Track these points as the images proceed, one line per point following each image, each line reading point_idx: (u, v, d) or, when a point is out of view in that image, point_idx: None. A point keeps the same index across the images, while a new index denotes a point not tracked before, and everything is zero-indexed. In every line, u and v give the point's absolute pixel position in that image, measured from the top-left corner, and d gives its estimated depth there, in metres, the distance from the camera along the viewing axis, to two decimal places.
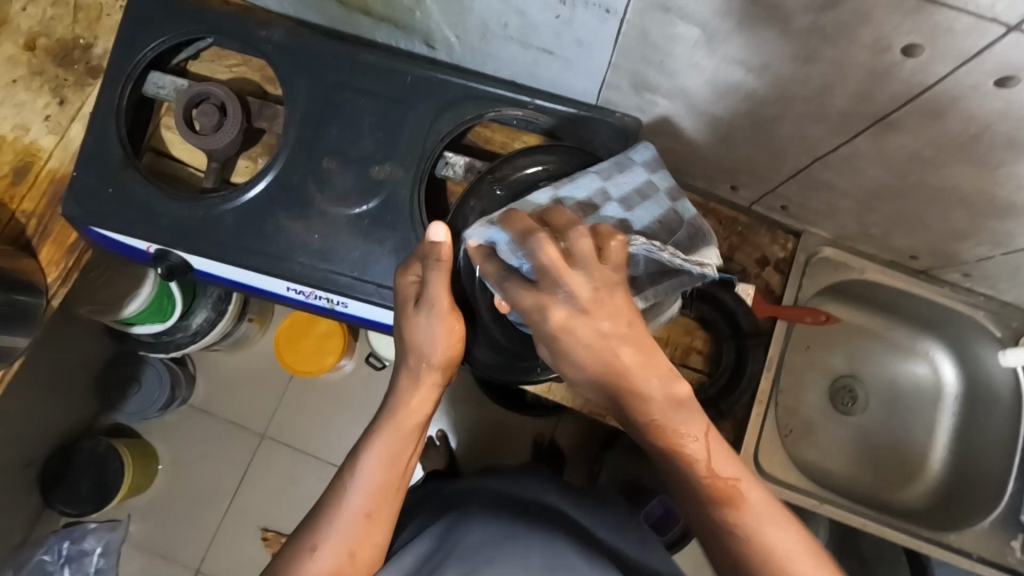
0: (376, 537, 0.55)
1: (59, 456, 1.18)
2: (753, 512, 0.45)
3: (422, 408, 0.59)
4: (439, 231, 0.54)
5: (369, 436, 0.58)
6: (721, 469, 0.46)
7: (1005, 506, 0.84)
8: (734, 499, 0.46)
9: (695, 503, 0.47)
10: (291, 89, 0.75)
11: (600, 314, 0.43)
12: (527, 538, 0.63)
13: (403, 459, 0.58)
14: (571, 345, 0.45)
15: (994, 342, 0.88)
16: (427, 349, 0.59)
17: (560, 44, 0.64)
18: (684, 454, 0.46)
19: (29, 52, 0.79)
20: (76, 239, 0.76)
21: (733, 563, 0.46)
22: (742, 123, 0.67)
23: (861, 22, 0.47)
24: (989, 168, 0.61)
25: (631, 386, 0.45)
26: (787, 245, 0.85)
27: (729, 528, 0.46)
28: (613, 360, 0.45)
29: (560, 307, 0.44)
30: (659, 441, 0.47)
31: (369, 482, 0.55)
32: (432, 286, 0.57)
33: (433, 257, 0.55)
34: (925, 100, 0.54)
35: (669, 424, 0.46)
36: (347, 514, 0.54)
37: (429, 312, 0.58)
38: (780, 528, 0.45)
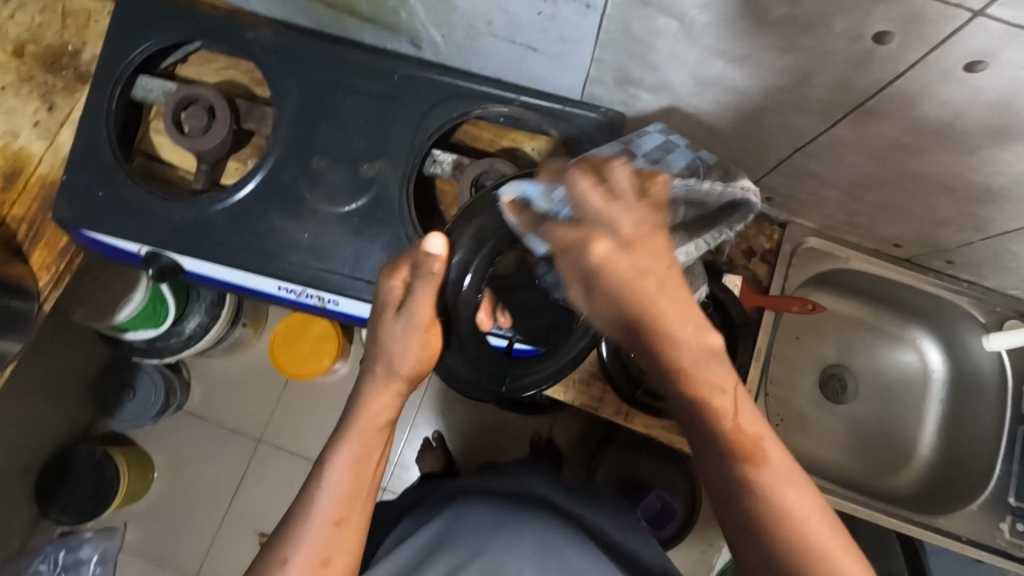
0: (348, 543, 0.53)
1: (55, 463, 1.19)
2: (775, 470, 0.43)
3: (386, 413, 0.57)
4: (434, 242, 0.51)
5: (335, 441, 0.56)
6: (746, 424, 0.44)
7: (993, 490, 0.85)
8: (757, 455, 0.44)
9: (716, 457, 0.44)
10: (280, 90, 0.76)
11: (641, 253, 0.41)
12: (519, 524, 0.65)
13: (370, 467, 0.55)
14: (611, 281, 0.42)
15: (979, 328, 0.89)
16: (398, 359, 0.56)
17: (544, 41, 0.65)
18: (712, 405, 0.43)
19: (17, 59, 0.79)
20: (67, 243, 0.76)
21: (746, 525, 0.44)
22: (726, 115, 0.69)
23: (834, 12, 0.49)
24: (967, 153, 0.62)
25: (669, 336, 0.42)
26: (773, 236, 0.87)
27: (750, 486, 0.43)
28: (652, 301, 0.42)
29: (603, 238, 0.43)
30: (688, 389, 0.44)
31: (336, 490, 0.53)
32: (418, 298, 0.54)
33: (423, 268, 0.52)
34: (899, 87, 0.55)
35: (699, 372, 0.43)
36: (314, 523, 0.52)
37: (407, 320, 0.55)
38: (799, 490, 0.43)
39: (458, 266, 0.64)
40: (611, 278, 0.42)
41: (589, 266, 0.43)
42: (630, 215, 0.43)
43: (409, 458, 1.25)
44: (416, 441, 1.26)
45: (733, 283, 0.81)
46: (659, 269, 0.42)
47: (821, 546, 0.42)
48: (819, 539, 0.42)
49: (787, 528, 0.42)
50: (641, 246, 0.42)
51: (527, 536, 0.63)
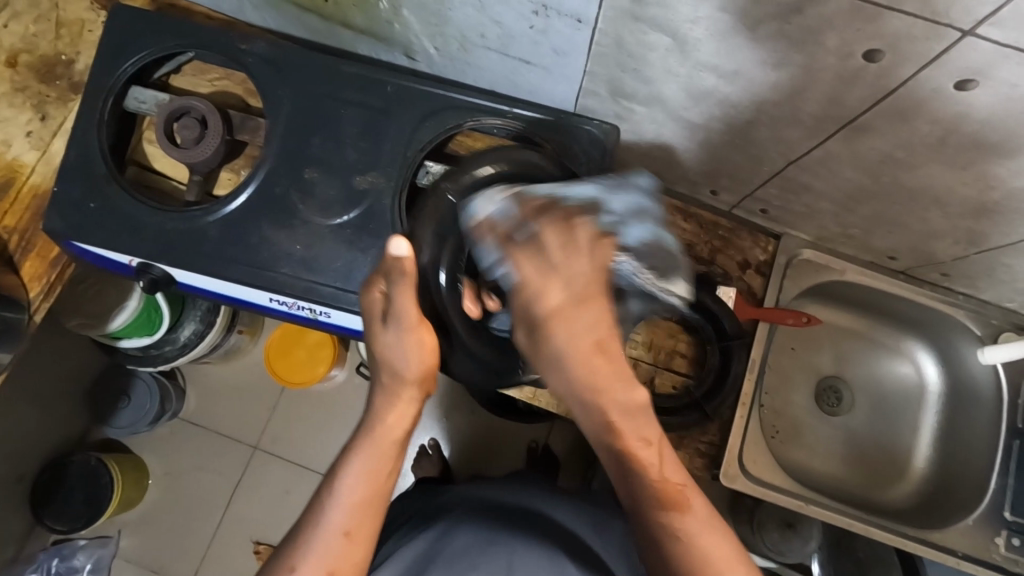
0: (358, 556, 0.51)
1: (47, 473, 1.18)
2: (697, 517, 0.47)
3: (402, 422, 0.56)
4: (400, 245, 0.55)
5: (348, 453, 0.55)
6: (670, 475, 0.48)
7: (988, 504, 0.85)
8: (680, 504, 0.47)
9: (643, 508, 0.48)
10: (273, 101, 0.76)
11: (586, 306, 0.48)
12: (511, 541, 0.64)
13: (383, 478, 0.54)
14: (565, 334, 0.48)
15: (975, 341, 0.89)
16: (398, 365, 0.57)
17: (536, 53, 0.65)
18: (636, 457, 0.48)
19: (11, 69, 0.79)
20: (59, 253, 0.76)
21: (670, 568, 0.47)
22: (719, 129, 0.68)
23: (824, 29, 0.48)
24: (960, 168, 0.62)
25: (599, 389, 0.48)
26: (768, 247, 0.87)
27: (672, 531, 0.47)
28: (588, 358, 0.48)
29: (555, 290, 0.48)
30: (617, 442, 0.49)
31: (347, 500, 0.52)
32: (397, 300, 0.56)
33: (394, 272, 0.55)
34: (891, 103, 0.55)
35: (624, 425, 0.48)
36: (325, 530, 0.51)
37: (397, 326, 0.56)
38: (718, 538, 0.47)
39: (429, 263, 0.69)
40: (560, 326, 0.48)
41: (537, 317, 0.48)
42: (582, 266, 0.49)
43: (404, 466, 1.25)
44: (412, 449, 1.25)
45: (728, 295, 0.81)
46: (597, 307, 0.48)
47: None
48: None
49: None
50: (582, 300, 0.48)
51: (520, 552, 0.62)
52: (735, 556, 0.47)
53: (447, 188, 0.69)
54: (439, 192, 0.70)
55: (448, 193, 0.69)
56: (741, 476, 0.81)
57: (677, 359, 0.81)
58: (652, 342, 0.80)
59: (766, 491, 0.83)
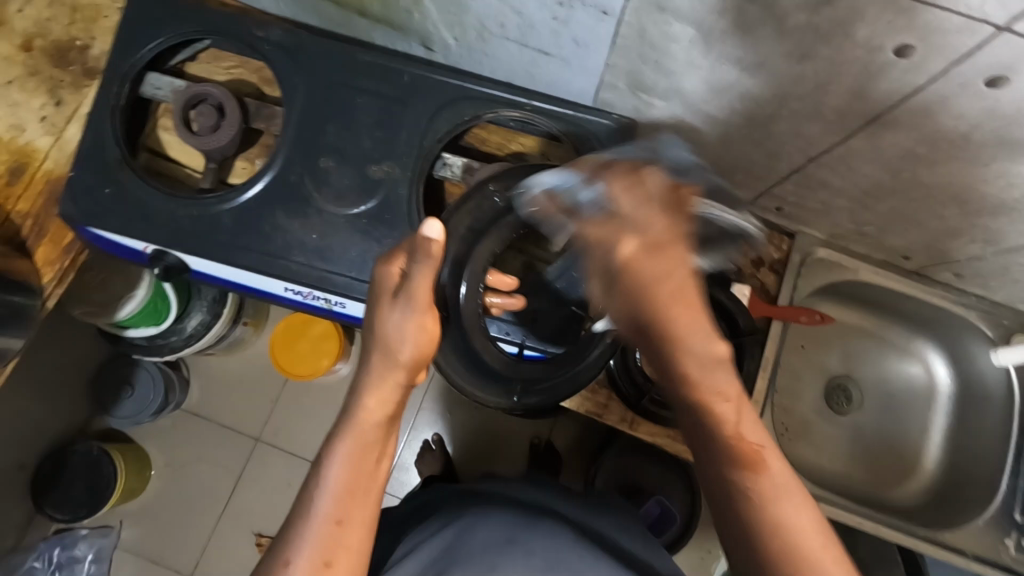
0: (350, 546, 0.50)
1: (50, 461, 1.17)
2: (772, 482, 0.45)
3: (386, 405, 0.55)
4: (433, 227, 0.51)
5: (332, 442, 0.53)
6: (746, 434, 0.46)
7: (999, 504, 0.85)
8: (754, 463, 0.45)
9: (715, 461, 0.46)
10: (290, 89, 0.76)
11: (666, 252, 0.45)
12: (531, 539, 0.63)
13: (371, 464, 0.53)
14: (636, 282, 0.45)
15: (986, 341, 0.89)
16: (396, 345, 0.55)
17: (557, 44, 0.65)
18: (713, 412, 0.46)
19: (24, 53, 0.79)
20: (72, 239, 0.76)
21: (742, 527, 0.45)
22: (738, 123, 0.68)
23: (855, 21, 0.48)
24: (982, 166, 0.62)
25: (674, 336, 0.45)
26: (782, 246, 0.87)
27: (747, 491, 0.45)
28: (666, 303, 0.45)
29: (630, 237, 0.46)
30: (694, 395, 0.46)
31: (336, 488, 0.50)
32: (413, 278, 0.54)
33: (420, 252, 0.52)
34: (917, 98, 0.55)
35: (702, 381, 0.46)
36: (314, 522, 0.49)
37: (406, 305, 0.55)
38: (799, 506, 0.44)
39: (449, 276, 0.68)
40: (637, 283, 0.45)
41: (614, 263, 0.46)
42: (658, 216, 0.47)
43: (407, 460, 1.25)
44: (417, 443, 1.25)
45: (742, 293, 0.80)
46: (678, 259, 0.46)
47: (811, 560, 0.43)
48: (813, 550, 0.43)
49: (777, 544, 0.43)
50: (670, 250, 0.46)
51: (539, 553, 0.61)
52: (815, 525, 0.44)
53: (492, 191, 0.68)
54: (485, 192, 0.68)
55: (495, 196, 0.69)
56: None
57: None
58: None
59: None
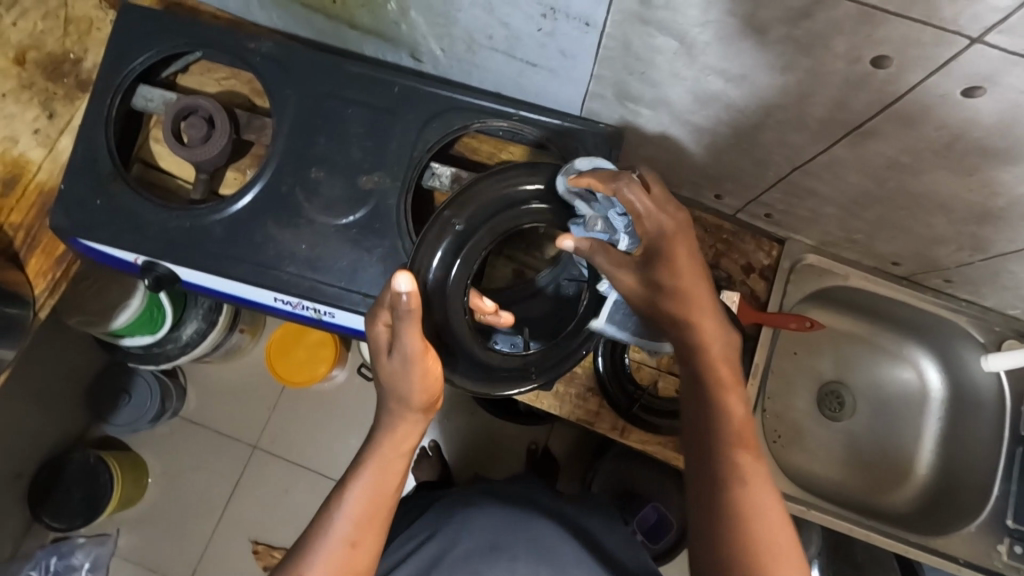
0: (359, 567, 0.53)
1: (48, 470, 1.18)
2: (755, 466, 0.51)
3: (406, 442, 0.55)
4: (403, 279, 0.47)
5: (356, 466, 0.55)
6: (744, 421, 0.53)
7: (991, 510, 0.85)
8: (746, 444, 0.52)
9: (713, 436, 0.53)
10: (280, 101, 0.76)
11: (676, 239, 0.55)
12: (514, 546, 0.65)
13: (386, 497, 0.55)
14: (677, 248, 0.55)
15: (977, 347, 0.89)
16: (405, 393, 0.53)
17: (543, 56, 0.65)
18: (724, 389, 0.54)
19: (18, 65, 0.80)
20: (64, 250, 0.76)
21: (714, 500, 0.51)
22: (724, 132, 0.69)
23: (833, 34, 0.49)
24: (965, 174, 0.62)
25: (700, 311, 0.55)
26: (772, 252, 0.87)
27: (733, 465, 0.51)
28: (695, 283, 0.55)
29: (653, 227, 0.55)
30: (712, 373, 0.54)
31: (353, 517, 0.53)
32: (403, 337, 0.50)
33: (399, 308, 0.48)
34: (897, 108, 0.55)
35: (719, 364, 0.55)
36: (332, 542, 0.52)
37: (401, 359, 0.52)
38: (768, 492, 0.50)
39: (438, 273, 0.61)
40: (672, 259, 0.55)
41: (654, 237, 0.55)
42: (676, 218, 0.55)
43: (404, 467, 1.25)
44: None
45: (731, 300, 0.79)
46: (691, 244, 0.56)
47: (771, 537, 0.48)
48: (769, 528, 0.48)
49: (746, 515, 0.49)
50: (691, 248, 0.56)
51: (521, 560, 0.64)
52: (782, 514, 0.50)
53: (452, 213, 0.61)
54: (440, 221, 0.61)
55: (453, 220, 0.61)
56: None
57: None
58: None
59: None
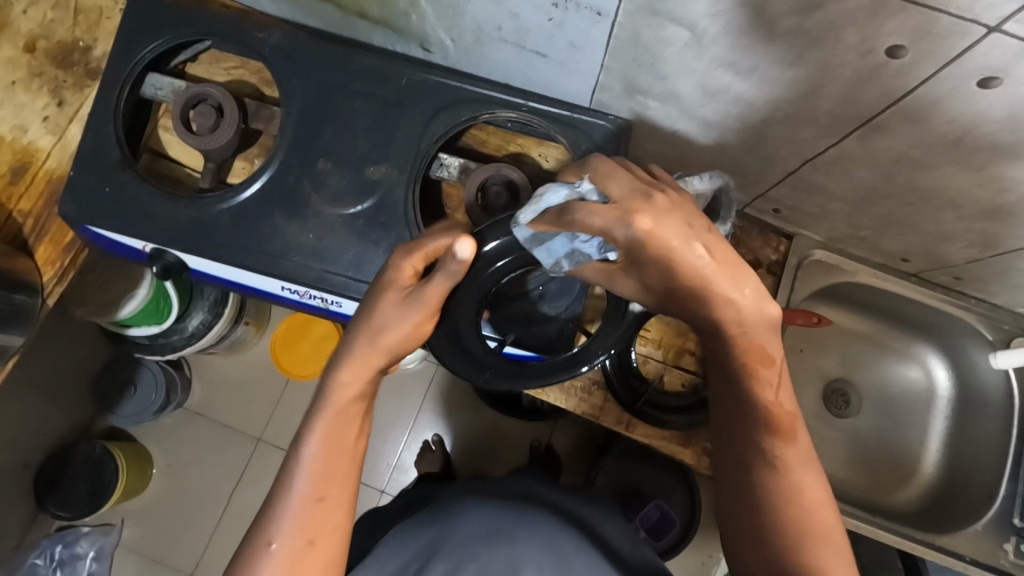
0: (334, 522, 0.51)
1: (54, 460, 1.18)
2: (797, 450, 0.50)
3: (359, 381, 0.54)
4: (467, 246, 0.51)
5: (310, 418, 0.53)
6: (785, 401, 0.51)
7: (998, 509, 0.84)
8: (785, 431, 0.50)
9: (749, 422, 0.51)
10: (288, 91, 0.76)
11: (677, 223, 0.46)
12: (517, 532, 0.64)
13: (348, 442, 0.53)
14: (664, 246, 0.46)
15: (986, 345, 0.88)
16: (386, 333, 0.54)
17: (553, 47, 0.65)
18: (760, 372, 0.51)
19: (28, 54, 0.80)
20: (73, 238, 0.76)
21: (750, 489, 0.50)
22: (733, 126, 0.68)
23: (845, 25, 0.48)
24: (977, 169, 0.61)
25: (721, 294, 0.48)
26: (779, 247, 0.87)
27: (773, 454, 0.50)
28: (709, 269, 0.48)
29: (633, 224, 0.46)
30: (743, 358, 0.51)
31: (315, 467, 0.51)
32: (431, 283, 0.53)
33: (448, 264, 0.52)
34: (910, 101, 0.55)
35: (755, 343, 0.51)
36: (296, 500, 0.50)
37: (413, 304, 0.54)
38: (810, 475, 0.49)
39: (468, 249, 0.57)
40: (662, 250, 0.46)
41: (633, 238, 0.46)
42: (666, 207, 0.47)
43: (407, 461, 1.25)
44: (416, 445, 1.25)
45: None
46: (699, 229, 0.47)
47: (814, 523, 0.48)
48: (816, 516, 0.48)
49: (787, 505, 0.48)
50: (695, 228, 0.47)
51: (522, 542, 0.63)
52: (824, 496, 0.49)
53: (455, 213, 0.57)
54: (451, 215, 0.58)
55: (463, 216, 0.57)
56: None
57: (687, 356, 0.81)
58: (663, 339, 0.81)
59: None
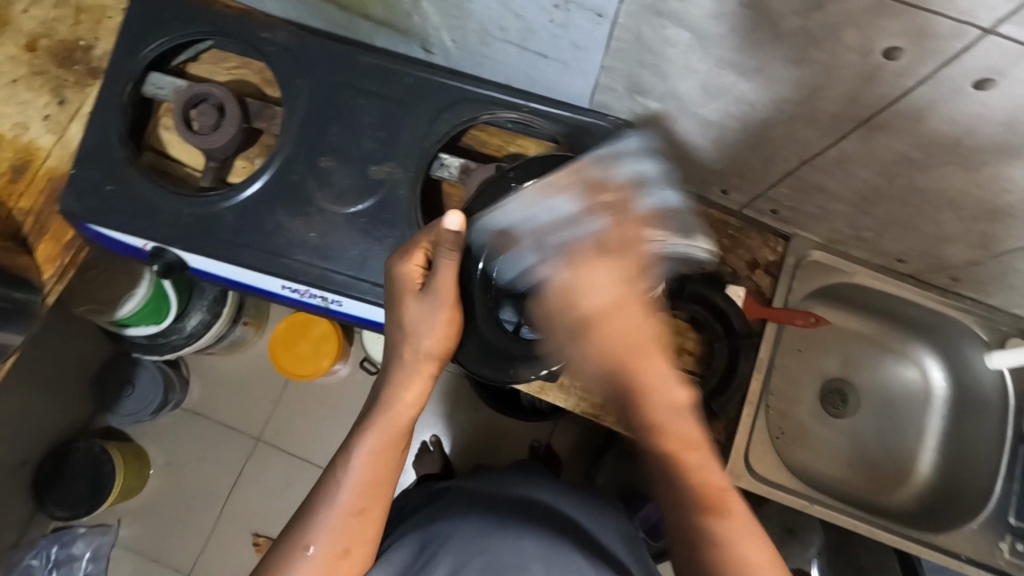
0: (367, 532, 0.56)
1: (51, 460, 1.18)
2: (735, 520, 0.51)
3: (417, 400, 0.60)
4: (454, 219, 0.54)
5: (359, 433, 0.58)
6: (712, 479, 0.52)
7: (994, 508, 0.85)
8: (720, 509, 0.51)
9: (683, 509, 0.52)
10: (292, 90, 0.76)
11: (632, 283, 0.51)
12: (522, 529, 0.65)
13: (393, 458, 0.58)
14: (610, 326, 0.50)
15: (982, 345, 0.89)
16: (423, 338, 0.59)
17: (555, 47, 0.66)
18: (680, 458, 0.52)
19: (30, 53, 0.80)
20: (74, 236, 0.77)
21: (702, 573, 0.51)
22: (734, 126, 0.69)
23: (846, 26, 0.49)
24: (974, 170, 0.62)
25: (648, 386, 0.51)
26: (776, 248, 0.87)
27: (714, 536, 0.50)
28: (636, 354, 0.50)
29: (604, 267, 0.51)
30: (665, 446, 0.52)
31: (359, 479, 0.56)
32: (439, 272, 0.57)
33: (445, 243, 0.55)
34: (908, 102, 0.56)
35: (673, 430, 0.52)
36: (338, 510, 0.55)
37: (433, 299, 0.58)
38: (755, 541, 0.50)
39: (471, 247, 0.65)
40: (612, 322, 0.50)
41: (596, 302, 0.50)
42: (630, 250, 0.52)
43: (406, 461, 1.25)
44: (415, 445, 1.26)
45: (737, 295, 0.81)
46: (642, 290, 0.51)
47: None
48: None
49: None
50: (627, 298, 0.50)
51: (530, 540, 0.64)
52: (773, 562, 0.50)
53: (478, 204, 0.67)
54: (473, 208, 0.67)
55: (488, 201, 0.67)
56: (747, 476, 0.82)
57: (685, 356, 0.79)
58: (662, 339, 0.79)
59: (772, 490, 0.83)
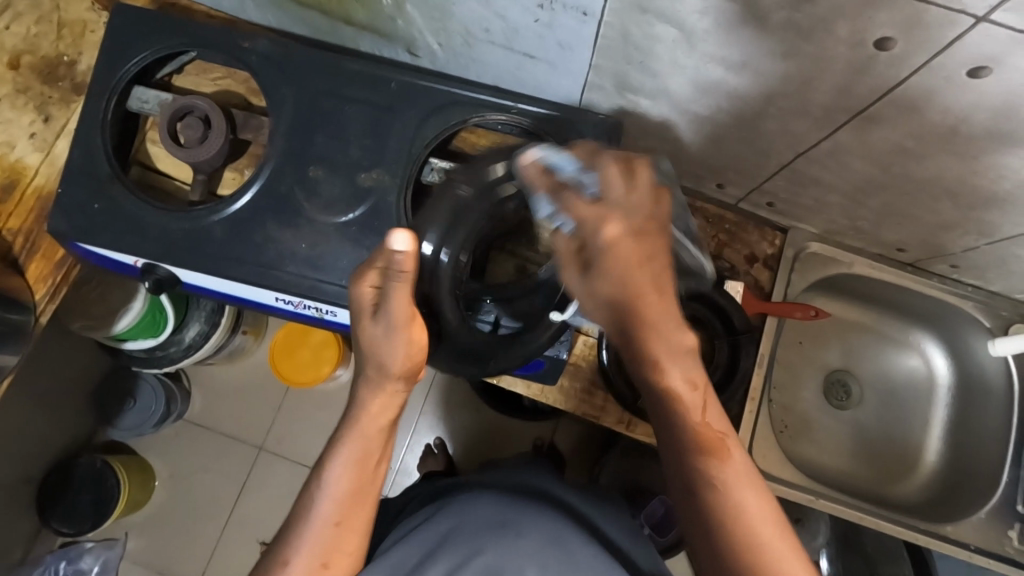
0: (349, 543, 0.54)
1: (55, 475, 1.17)
2: (735, 467, 0.46)
3: (387, 410, 0.55)
4: (399, 241, 0.48)
5: (334, 445, 0.55)
6: (712, 422, 0.47)
7: (1001, 497, 0.85)
8: (719, 452, 0.46)
9: (679, 454, 0.47)
10: (277, 98, 0.76)
11: (648, 242, 0.44)
12: (522, 521, 0.65)
13: (368, 471, 0.54)
14: (614, 265, 0.44)
15: (985, 333, 0.88)
16: (386, 359, 0.53)
17: (541, 47, 0.65)
18: (680, 400, 0.46)
19: (13, 71, 0.79)
20: (64, 255, 0.76)
21: (702, 516, 0.47)
22: (726, 122, 0.68)
23: (835, 18, 0.48)
24: (971, 159, 0.61)
25: (656, 331, 0.44)
26: (775, 241, 0.86)
27: (712, 480, 0.46)
28: (642, 294, 0.44)
29: (616, 220, 0.44)
30: (664, 386, 0.46)
31: (336, 493, 0.53)
32: (392, 299, 0.50)
33: (393, 268, 0.49)
34: (901, 93, 0.55)
35: (670, 370, 0.45)
36: (317, 522, 0.53)
37: (386, 323, 0.51)
38: (754, 489, 0.46)
39: (432, 248, 0.62)
40: (619, 261, 0.44)
41: (598, 244, 0.44)
42: (645, 208, 0.45)
43: (411, 464, 1.25)
44: (418, 447, 1.25)
45: (736, 290, 0.81)
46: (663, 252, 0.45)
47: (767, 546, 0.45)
48: (770, 537, 0.45)
49: (736, 529, 0.45)
50: (646, 243, 0.44)
51: (528, 534, 0.63)
52: (772, 512, 0.46)
53: (457, 181, 0.63)
54: (450, 189, 0.63)
55: (460, 187, 0.63)
56: None
57: None
58: None
59: (775, 486, 0.82)
